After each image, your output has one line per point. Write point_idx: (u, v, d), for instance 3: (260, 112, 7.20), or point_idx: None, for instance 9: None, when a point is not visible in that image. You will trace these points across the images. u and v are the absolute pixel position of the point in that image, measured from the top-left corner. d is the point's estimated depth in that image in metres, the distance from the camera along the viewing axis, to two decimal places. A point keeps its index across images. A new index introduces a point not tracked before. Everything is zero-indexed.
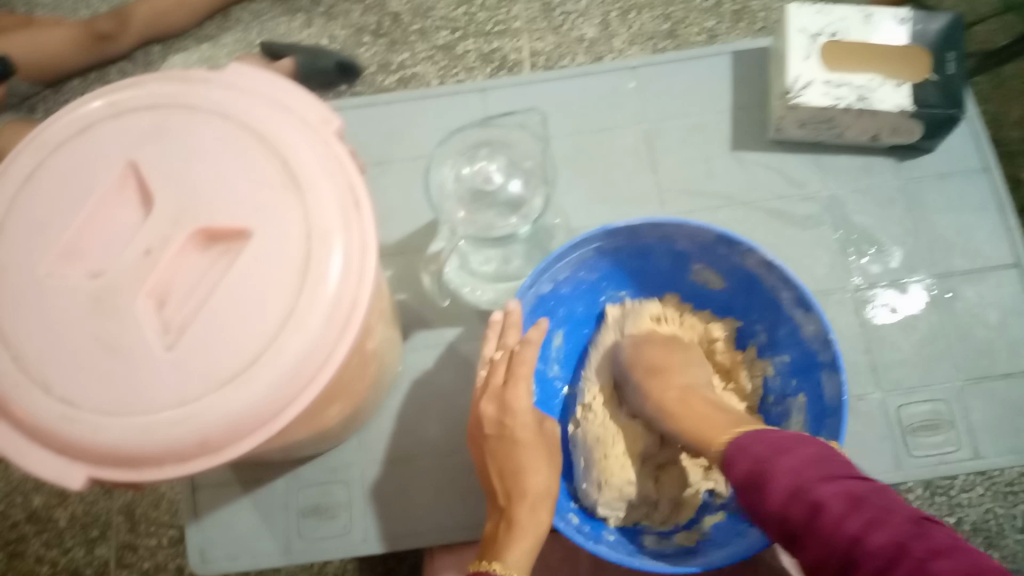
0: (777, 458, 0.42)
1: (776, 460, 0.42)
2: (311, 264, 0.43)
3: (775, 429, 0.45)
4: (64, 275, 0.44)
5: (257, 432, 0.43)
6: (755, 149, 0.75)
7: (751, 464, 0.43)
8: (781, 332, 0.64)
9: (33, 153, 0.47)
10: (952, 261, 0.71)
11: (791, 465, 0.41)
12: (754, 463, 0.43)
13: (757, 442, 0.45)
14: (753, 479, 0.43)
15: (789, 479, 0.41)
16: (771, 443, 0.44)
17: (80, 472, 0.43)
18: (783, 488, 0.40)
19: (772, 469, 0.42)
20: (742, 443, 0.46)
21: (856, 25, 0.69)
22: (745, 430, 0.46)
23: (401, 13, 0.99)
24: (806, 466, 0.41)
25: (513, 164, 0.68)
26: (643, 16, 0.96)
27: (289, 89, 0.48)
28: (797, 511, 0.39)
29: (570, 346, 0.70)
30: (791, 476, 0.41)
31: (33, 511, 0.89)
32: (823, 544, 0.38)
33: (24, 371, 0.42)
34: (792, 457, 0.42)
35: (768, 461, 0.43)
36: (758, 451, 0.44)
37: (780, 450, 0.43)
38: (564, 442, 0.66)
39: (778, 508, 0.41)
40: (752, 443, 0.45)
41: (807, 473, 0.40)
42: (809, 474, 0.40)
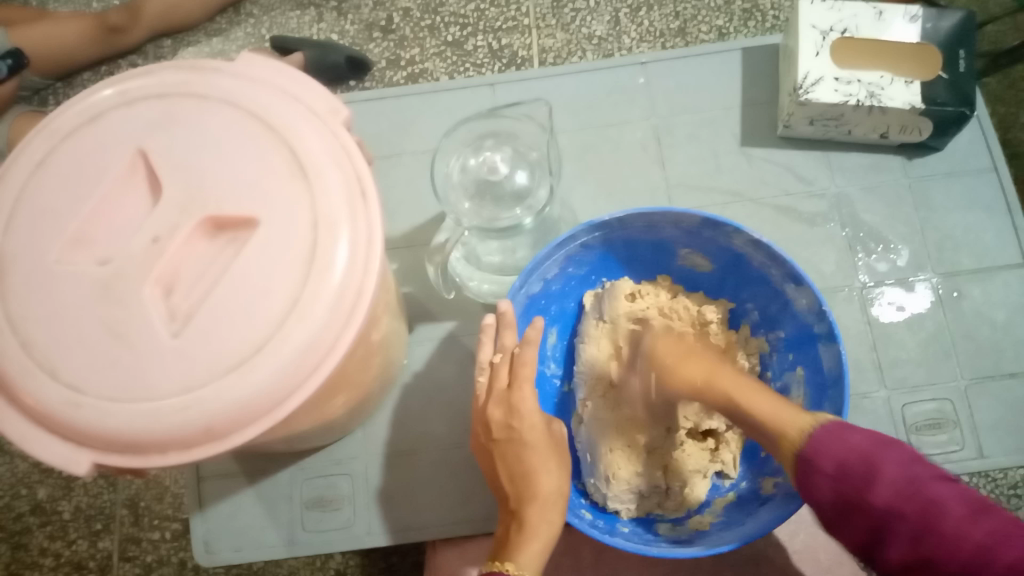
0: (843, 446, 0.46)
1: (880, 458, 0.45)
2: (318, 253, 0.43)
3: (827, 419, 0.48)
4: (72, 262, 0.44)
5: (262, 420, 0.43)
6: (763, 146, 0.74)
7: (844, 455, 0.46)
8: (773, 308, 0.64)
9: (44, 139, 0.47)
10: (958, 259, 0.71)
11: (898, 463, 0.45)
12: (847, 455, 0.46)
13: (846, 433, 0.47)
14: (845, 471, 0.46)
15: (903, 475, 0.44)
16: (862, 439, 0.47)
17: (85, 459, 0.43)
18: (894, 486, 0.44)
19: (880, 468, 0.45)
20: (829, 430, 0.48)
21: (867, 22, 0.68)
22: (829, 421, 0.48)
23: (411, 9, 0.99)
24: (915, 468, 0.45)
25: (518, 155, 0.68)
26: (654, 13, 0.96)
27: (297, 79, 0.49)
28: (909, 506, 0.44)
29: (566, 343, 0.69)
30: (903, 476, 0.45)
31: (38, 503, 0.89)
32: (934, 539, 0.43)
33: (31, 356, 0.43)
34: (893, 456, 0.46)
35: (872, 457, 0.46)
36: (855, 443, 0.46)
37: (878, 446, 0.46)
38: (569, 441, 0.65)
39: (886, 501, 0.44)
40: (845, 430, 0.48)
41: (921, 474, 0.45)
42: (922, 474, 0.45)
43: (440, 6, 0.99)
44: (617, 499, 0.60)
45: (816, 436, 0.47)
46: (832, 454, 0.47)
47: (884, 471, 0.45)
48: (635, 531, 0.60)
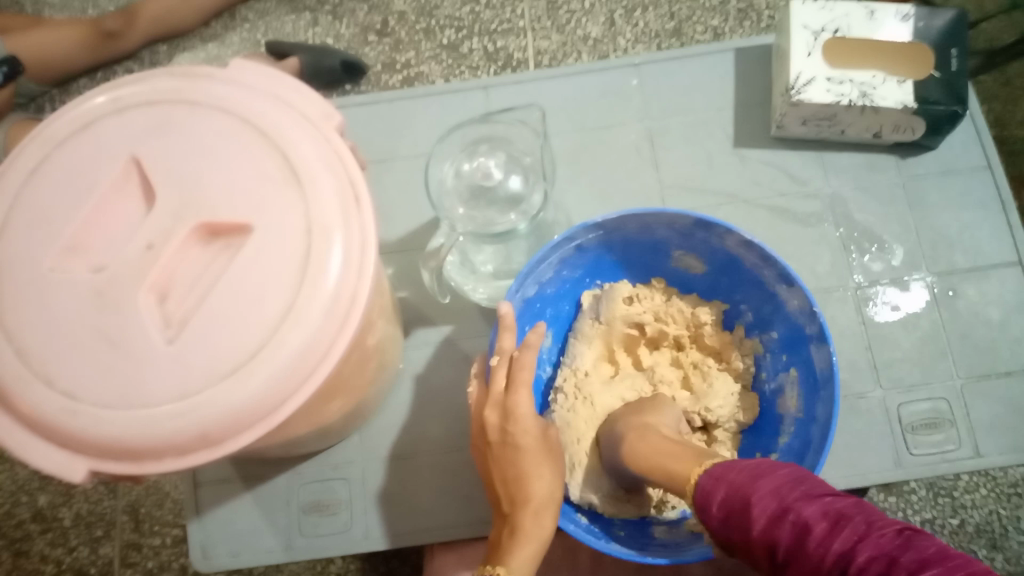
0: (755, 485, 0.40)
1: (754, 484, 0.40)
2: (311, 258, 0.43)
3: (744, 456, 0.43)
4: (66, 269, 0.44)
5: (257, 425, 0.43)
6: (757, 147, 0.75)
7: (728, 493, 0.41)
8: (766, 309, 0.64)
9: (37, 148, 0.47)
10: (953, 258, 0.71)
11: (770, 487, 0.39)
12: (729, 493, 0.41)
13: (733, 469, 0.42)
14: (732, 507, 0.40)
15: (771, 501, 0.38)
16: (747, 471, 0.41)
17: (81, 466, 0.43)
18: (765, 514, 0.38)
19: (751, 494, 0.39)
20: (714, 474, 0.43)
21: (859, 21, 0.69)
22: (714, 464, 0.43)
23: (406, 12, 0.99)
24: (786, 487, 0.38)
25: (512, 160, 0.68)
26: (649, 14, 0.96)
27: (290, 85, 0.49)
28: (782, 536, 0.37)
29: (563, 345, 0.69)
30: (774, 500, 0.38)
31: (39, 510, 0.89)
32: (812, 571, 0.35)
33: (27, 364, 0.43)
34: (767, 483, 0.40)
35: (748, 488, 0.40)
36: (734, 479, 0.41)
37: (757, 474, 0.40)
38: None
39: (762, 535, 0.38)
40: (724, 474, 0.42)
41: (789, 494, 0.38)
42: (791, 494, 0.38)
43: (435, 9, 0.99)
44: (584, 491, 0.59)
45: (705, 479, 0.43)
46: (718, 495, 0.42)
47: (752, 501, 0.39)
48: (632, 534, 0.59)
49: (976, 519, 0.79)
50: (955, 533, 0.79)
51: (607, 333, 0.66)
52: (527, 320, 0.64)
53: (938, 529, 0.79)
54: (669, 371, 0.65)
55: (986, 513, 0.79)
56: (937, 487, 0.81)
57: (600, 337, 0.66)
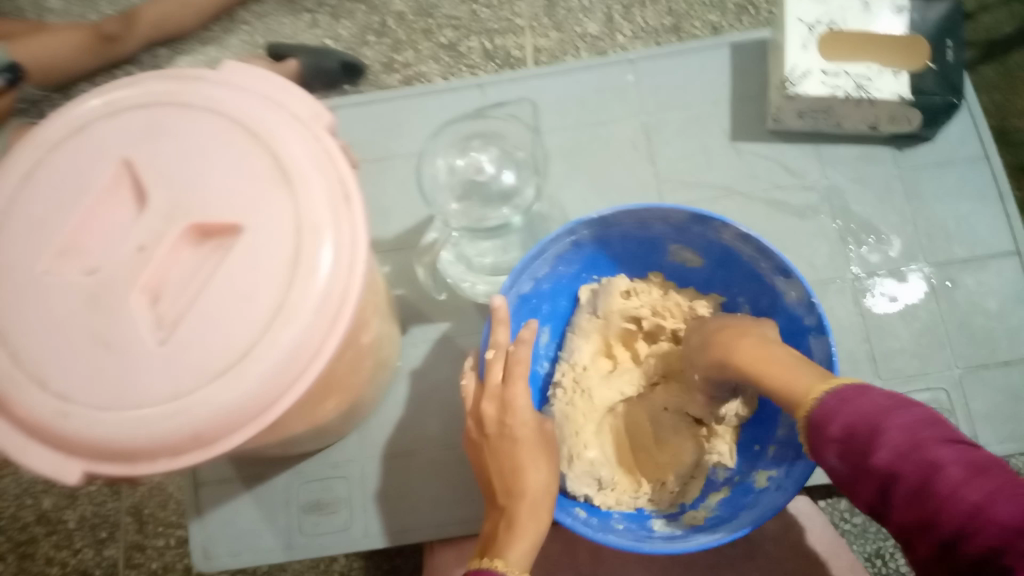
0: (890, 416, 0.40)
1: (891, 415, 0.40)
2: (301, 257, 0.44)
3: (875, 385, 0.42)
4: (60, 272, 0.44)
5: (250, 425, 0.43)
6: (753, 140, 0.74)
7: (853, 416, 0.41)
8: (763, 302, 0.64)
9: (29, 152, 0.47)
10: (951, 249, 0.71)
11: (906, 422, 0.39)
12: (856, 416, 0.41)
13: (862, 393, 0.42)
14: (853, 431, 0.41)
15: (904, 436, 0.39)
16: (878, 399, 0.41)
17: (75, 467, 0.43)
18: (894, 447, 0.39)
19: (884, 426, 0.40)
20: (843, 394, 0.43)
21: (854, 14, 0.68)
22: (847, 384, 0.43)
23: (404, 12, 0.99)
24: (922, 427, 0.39)
25: (505, 155, 0.68)
26: (647, 10, 0.96)
27: (281, 86, 0.49)
28: (908, 471, 0.38)
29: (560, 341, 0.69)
30: (907, 437, 0.39)
31: (44, 512, 0.90)
32: (926, 511, 0.37)
33: (21, 367, 0.43)
34: (902, 416, 0.40)
35: (877, 417, 0.40)
36: (863, 405, 0.41)
37: (892, 405, 0.40)
38: None
39: (885, 466, 0.39)
40: (852, 396, 0.42)
41: (923, 434, 0.39)
42: (925, 434, 0.39)
43: (433, 9, 0.99)
44: (581, 485, 0.59)
45: (828, 401, 0.43)
46: (840, 417, 0.42)
47: (887, 431, 0.39)
48: (630, 527, 0.59)
49: None
50: None
51: (604, 326, 0.66)
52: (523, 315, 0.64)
53: None
54: (668, 359, 0.64)
55: None
56: None
57: (597, 330, 0.66)
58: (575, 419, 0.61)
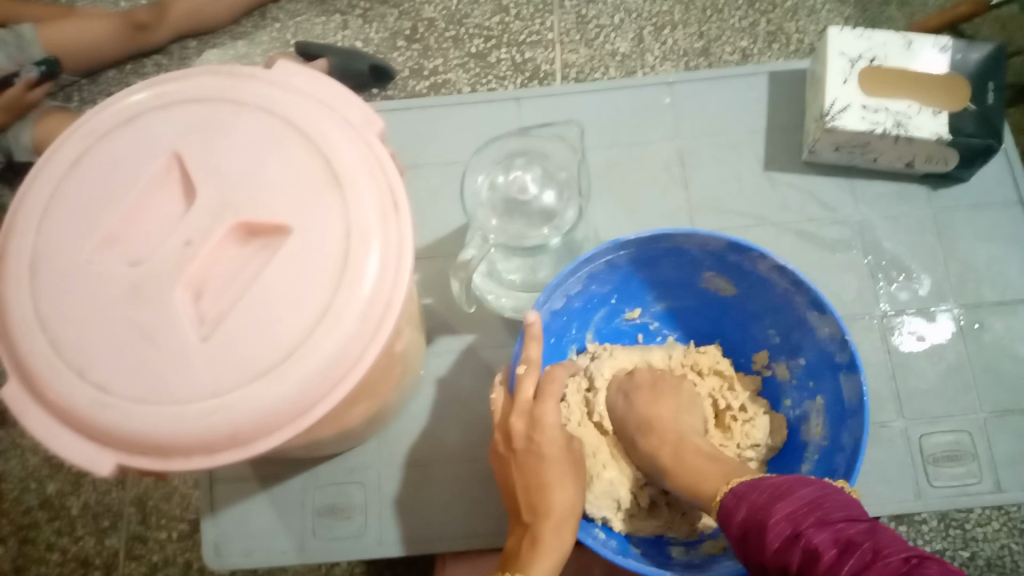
0: (767, 505, 0.44)
1: (774, 506, 0.43)
2: (349, 263, 0.44)
3: (770, 476, 0.47)
4: (103, 261, 0.44)
5: (287, 427, 0.43)
6: (787, 170, 0.75)
7: (748, 512, 0.45)
8: (795, 336, 0.64)
9: (80, 139, 0.47)
10: (981, 292, 0.71)
11: (787, 511, 0.42)
12: (750, 513, 0.45)
13: (756, 489, 0.46)
14: (749, 527, 0.44)
15: (787, 526, 0.42)
16: (769, 491, 0.45)
17: (109, 458, 0.43)
18: (780, 534, 0.42)
19: (768, 517, 0.43)
20: (738, 492, 0.47)
21: (896, 51, 0.69)
22: (738, 482, 0.48)
23: (436, 19, 0.99)
24: (802, 514, 0.42)
25: (547, 175, 0.67)
26: (677, 32, 0.96)
27: (334, 90, 0.49)
28: (794, 559, 0.40)
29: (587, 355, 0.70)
30: (789, 525, 0.42)
31: (47, 498, 0.89)
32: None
33: (59, 355, 0.43)
34: (788, 503, 0.43)
35: (767, 509, 0.44)
36: (755, 498, 0.45)
37: (770, 495, 0.45)
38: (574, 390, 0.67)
39: (776, 555, 0.41)
40: (757, 487, 0.46)
41: (803, 520, 0.41)
42: (806, 521, 0.41)
43: (464, 18, 0.99)
44: (601, 510, 0.59)
45: (731, 496, 0.47)
46: (740, 514, 0.46)
47: (771, 523, 0.42)
48: (648, 553, 0.59)
49: (987, 553, 0.78)
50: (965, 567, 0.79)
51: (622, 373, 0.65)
52: (551, 330, 0.64)
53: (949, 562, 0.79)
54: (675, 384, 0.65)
55: (998, 548, 0.78)
56: (949, 519, 0.80)
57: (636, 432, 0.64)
58: (591, 439, 0.62)
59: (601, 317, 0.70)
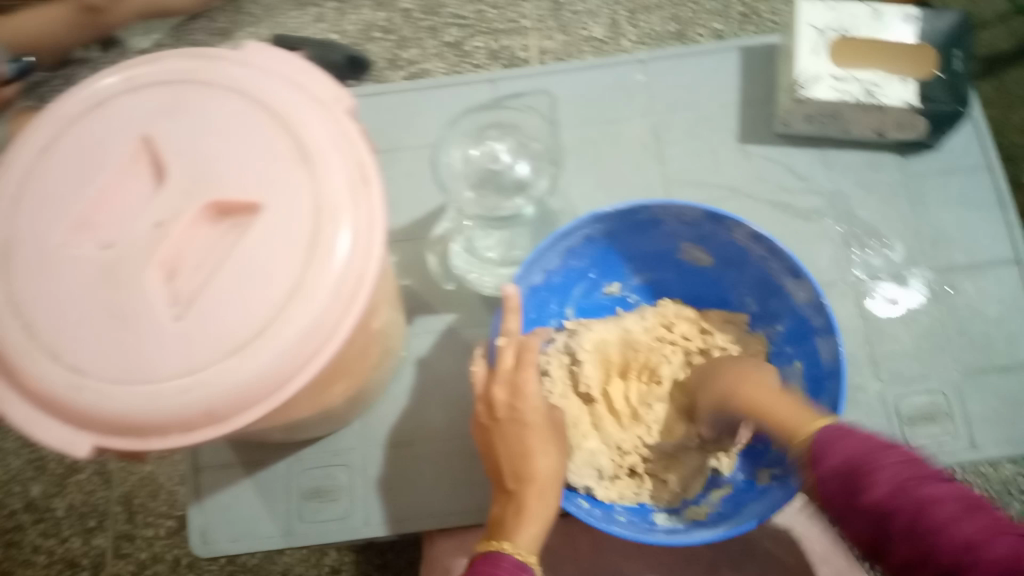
0: (881, 456, 0.41)
1: (882, 458, 0.40)
2: (320, 237, 0.44)
3: (862, 428, 0.44)
4: (75, 244, 0.44)
5: (263, 403, 0.43)
6: (760, 143, 0.75)
7: (848, 458, 0.42)
8: (772, 304, 0.65)
9: (48, 126, 0.47)
10: (953, 255, 0.72)
11: (897, 465, 0.40)
12: (844, 457, 0.42)
13: (844, 438, 0.43)
14: (840, 471, 0.42)
15: (895, 478, 0.39)
16: (864, 443, 0.42)
17: (86, 441, 0.43)
18: (890, 485, 0.39)
19: (877, 466, 0.40)
20: (827, 438, 0.44)
21: (865, 21, 0.69)
22: (827, 425, 0.45)
23: (411, 10, 0.99)
24: (907, 468, 0.40)
25: (521, 146, 0.74)
26: (651, 16, 0.97)
27: (302, 69, 0.49)
28: (892, 509, 0.38)
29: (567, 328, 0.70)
30: (904, 477, 0.39)
31: (31, 500, 0.89)
32: (924, 546, 0.37)
33: (33, 339, 0.43)
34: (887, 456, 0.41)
35: (864, 458, 0.41)
36: (855, 447, 0.42)
37: (881, 448, 0.41)
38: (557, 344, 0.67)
39: (872, 504, 0.39)
40: (848, 436, 0.43)
41: (914, 474, 0.39)
42: (917, 478, 0.39)
43: (439, 8, 0.99)
44: (584, 479, 0.59)
45: (820, 437, 0.44)
46: (834, 459, 0.42)
47: (881, 469, 0.40)
48: (633, 521, 0.59)
49: None
50: None
51: (603, 346, 0.65)
52: (532, 305, 0.65)
53: None
54: (651, 342, 0.66)
55: None
56: None
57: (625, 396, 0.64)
58: (573, 411, 0.62)
59: (580, 292, 0.70)
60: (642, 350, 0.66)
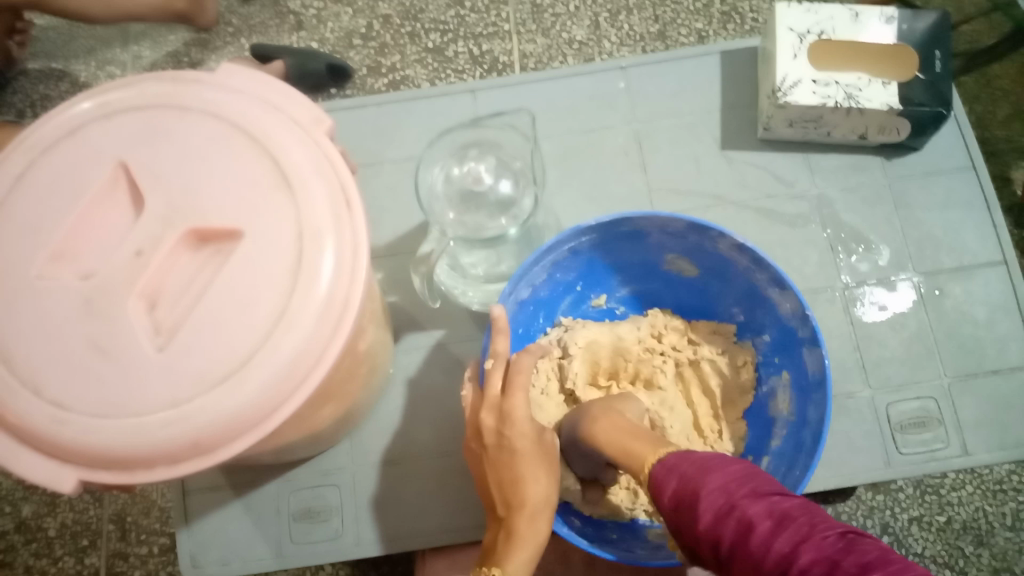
0: (706, 477, 0.39)
1: (706, 478, 0.39)
2: (303, 263, 0.43)
3: (702, 450, 0.42)
4: (54, 276, 0.43)
5: (250, 432, 0.43)
6: (744, 148, 0.75)
7: (679, 485, 0.40)
8: (758, 313, 0.64)
9: (23, 154, 0.46)
10: (939, 258, 0.72)
11: (718, 482, 0.38)
12: (680, 484, 0.40)
13: (687, 461, 0.42)
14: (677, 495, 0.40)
15: (719, 497, 0.37)
16: (697, 465, 0.41)
17: (71, 475, 0.43)
18: (713, 508, 0.37)
19: (700, 488, 0.38)
20: (669, 463, 0.42)
21: (844, 24, 0.69)
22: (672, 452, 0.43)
23: (391, 16, 0.99)
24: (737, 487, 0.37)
25: (502, 164, 0.67)
26: (633, 17, 0.96)
27: (280, 89, 0.48)
28: (726, 532, 0.36)
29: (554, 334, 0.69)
30: (725, 499, 0.37)
31: (23, 520, 0.88)
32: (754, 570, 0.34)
33: (14, 373, 0.42)
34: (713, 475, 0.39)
35: (698, 481, 0.39)
36: (684, 470, 0.41)
37: (707, 467, 0.40)
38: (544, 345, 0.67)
39: (708, 530, 0.37)
40: (679, 465, 0.42)
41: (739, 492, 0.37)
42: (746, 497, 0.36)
43: (420, 14, 0.98)
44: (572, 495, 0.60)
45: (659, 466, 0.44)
46: (672, 487, 0.41)
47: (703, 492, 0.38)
48: (623, 538, 0.60)
49: (963, 516, 0.79)
50: (943, 531, 0.79)
51: (593, 348, 0.65)
52: (518, 320, 0.64)
53: (925, 526, 0.79)
54: (641, 348, 0.66)
55: (973, 510, 0.79)
56: (924, 485, 0.80)
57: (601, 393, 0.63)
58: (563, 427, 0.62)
59: (567, 305, 0.70)
60: (630, 353, 0.66)
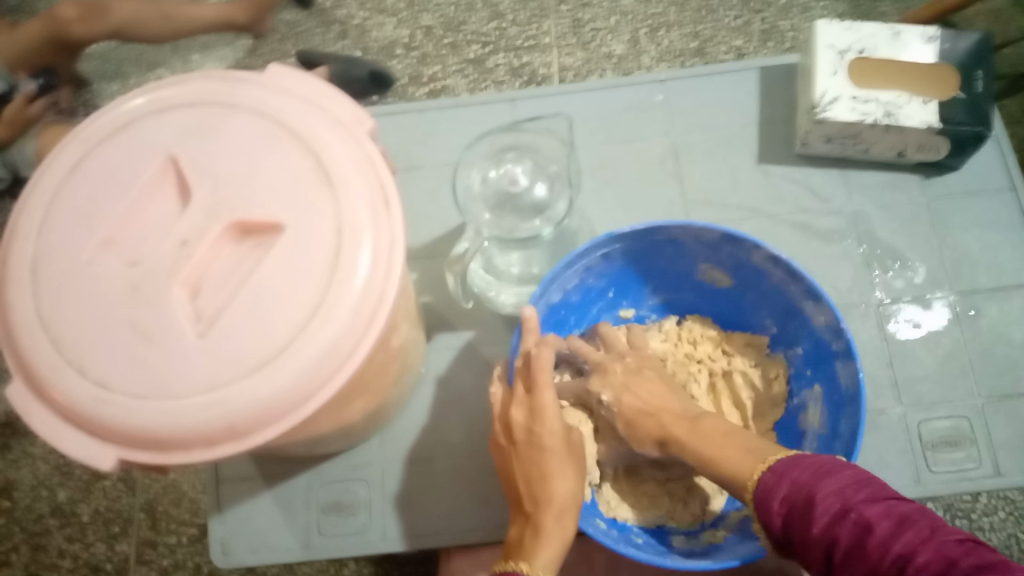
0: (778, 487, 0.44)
1: (772, 489, 0.44)
2: (341, 258, 0.44)
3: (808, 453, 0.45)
4: (102, 262, 0.45)
5: (283, 419, 0.44)
6: (780, 163, 0.75)
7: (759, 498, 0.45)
8: (791, 326, 0.64)
9: (79, 145, 0.48)
10: (975, 278, 0.71)
11: (784, 491, 0.43)
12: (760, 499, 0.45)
13: (797, 466, 0.44)
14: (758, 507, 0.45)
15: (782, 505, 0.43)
16: (803, 469, 0.44)
17: (110, 454, 0.44)
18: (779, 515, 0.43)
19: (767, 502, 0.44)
20: (778, 468, 0.44)
21: (884, 42, 0.70)
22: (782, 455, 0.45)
23: (434, 27, 1.01)
24: (849, 489, 0.41)
25: (538, 168, 0.68)
26: (672, 33, 0.97)
27: (324, 91, 0.50)
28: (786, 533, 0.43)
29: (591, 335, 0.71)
30: (836, 500, 0.41)
31: (58, 505, 0.90)
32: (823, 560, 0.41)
33: (61, 353, 0.44)
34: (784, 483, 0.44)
35: (812, 486, 0.42)
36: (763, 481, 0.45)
37: (782, 474, 0.44)
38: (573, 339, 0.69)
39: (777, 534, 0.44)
40: (786, 471, 0.44)
41: (853, 496, 0.41)
42: (855, 496, 0.41)
43: (462, 25, 1.00)
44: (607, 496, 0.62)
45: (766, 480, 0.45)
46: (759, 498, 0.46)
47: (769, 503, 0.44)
48: (648, 542, 0.59)
49: (994, 542, 0.78)
50: None
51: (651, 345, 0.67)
52: (550, 322, 0.65)
53: None
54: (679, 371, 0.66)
55: (1005, 537, 0.78)
56: (954, 509, 0.79)
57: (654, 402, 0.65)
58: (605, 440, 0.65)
59: (598, 309, 0.70)
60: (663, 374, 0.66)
